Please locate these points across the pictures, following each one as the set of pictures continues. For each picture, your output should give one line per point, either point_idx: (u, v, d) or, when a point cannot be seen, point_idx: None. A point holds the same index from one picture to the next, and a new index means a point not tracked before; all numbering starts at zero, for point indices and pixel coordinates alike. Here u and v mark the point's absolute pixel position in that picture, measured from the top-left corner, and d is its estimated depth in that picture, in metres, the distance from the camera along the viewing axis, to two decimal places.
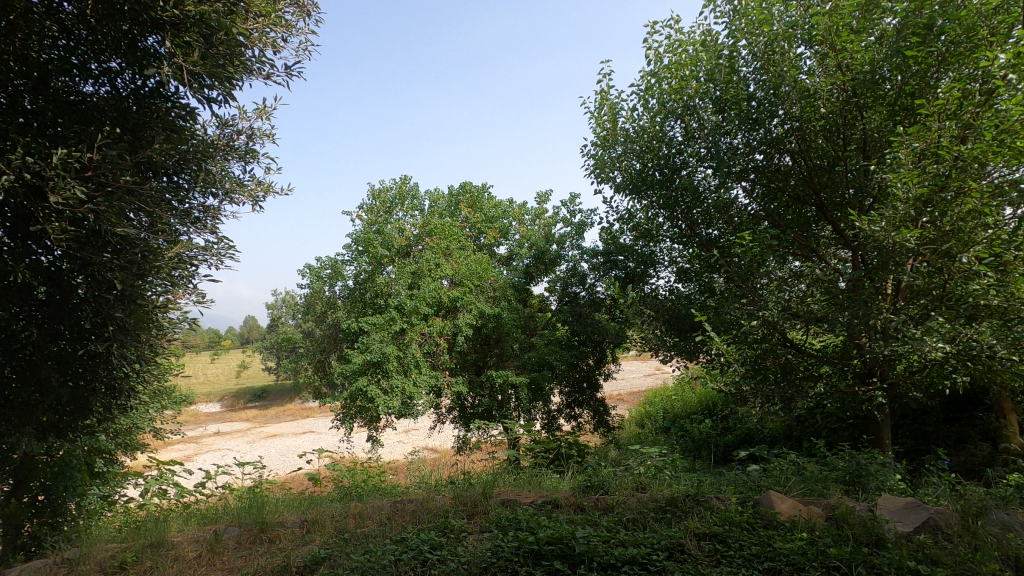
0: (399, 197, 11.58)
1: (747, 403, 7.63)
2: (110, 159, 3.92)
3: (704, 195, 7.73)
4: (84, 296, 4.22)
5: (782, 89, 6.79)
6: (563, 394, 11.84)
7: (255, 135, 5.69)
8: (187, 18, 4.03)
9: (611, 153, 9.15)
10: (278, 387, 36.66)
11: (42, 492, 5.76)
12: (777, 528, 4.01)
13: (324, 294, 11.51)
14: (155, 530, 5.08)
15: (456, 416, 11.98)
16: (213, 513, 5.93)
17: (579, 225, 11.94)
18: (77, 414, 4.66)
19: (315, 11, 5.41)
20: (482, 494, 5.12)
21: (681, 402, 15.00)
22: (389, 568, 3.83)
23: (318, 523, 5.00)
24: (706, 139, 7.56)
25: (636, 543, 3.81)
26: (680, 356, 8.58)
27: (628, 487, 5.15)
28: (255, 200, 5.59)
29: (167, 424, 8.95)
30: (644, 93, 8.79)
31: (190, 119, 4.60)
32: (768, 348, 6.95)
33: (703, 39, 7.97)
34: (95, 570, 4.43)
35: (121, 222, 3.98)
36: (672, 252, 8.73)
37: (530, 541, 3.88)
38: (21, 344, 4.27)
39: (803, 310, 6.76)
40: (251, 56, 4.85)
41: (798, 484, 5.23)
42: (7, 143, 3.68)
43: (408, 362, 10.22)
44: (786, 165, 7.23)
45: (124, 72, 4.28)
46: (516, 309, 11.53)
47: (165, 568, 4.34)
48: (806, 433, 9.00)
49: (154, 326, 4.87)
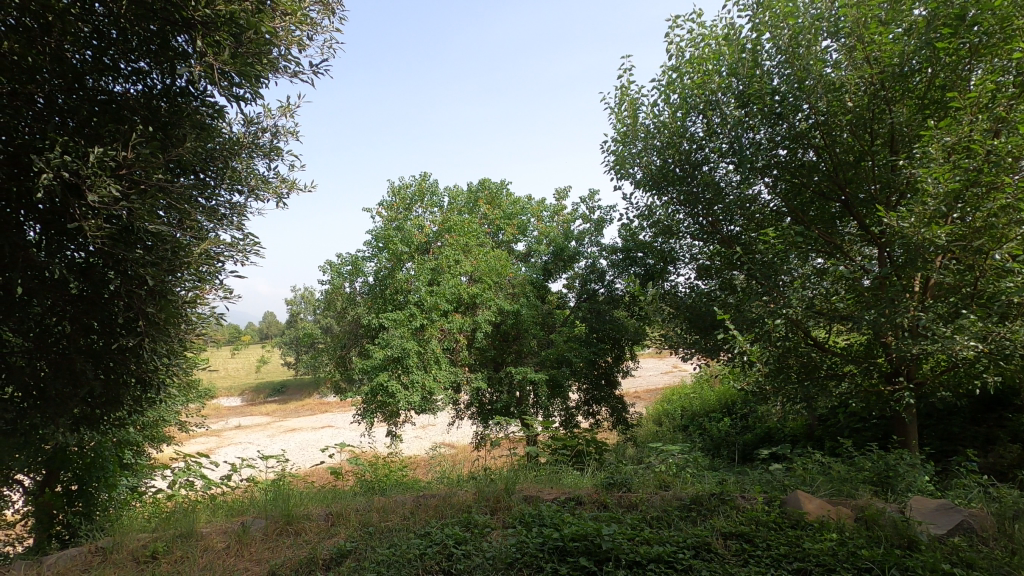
0: (418, 193, 11.66)
1: (769, 401, 7.55)
2: (144, 157, 4.00)
3: (725, 191, 7.65)
4: (116, 291, 4.30)
5: (807, 82, 6.66)
6: (581, 391, 11.80)
7: (280, 133, 5.75)
8: (218, 17, 4.08)
9: (632, 149, 9.21)
10: (297, 382, 37.14)
11: (74, 482, 5.96)
12: (805, 528, 3.97)
13: (344, 290, 11.57)
14: (185, 521, 5.19)
15: (474, 412, 12.05)
16: (239, 504, 6.05)
17: (598, 222, 11.91)
18: (108, 406, 4.74)
19: (340, 8, 5.40)
20: (505, 490, 5.14)
21: (699, 400, 14.91)
22: (414, 562, 3.87)
23: (343, 516, 5.05)
24: (728, 134, 7.50)
25: (661, 541, 3.79)
26: (701, 353, 8.50)
27: (651, 485, 5.13)
28: (280, 197, 5.66)
29: (192, 417, 9.09)
30: (666, 88, 8.77)
31: (218, 117, 4.69)
32: (791, 347, 6.87)
33: (726, 33, 7.90)
34: (127, 560, 4.55)
35: (154, 219, 4.03)
36: (693, 249, 8.67)
37: (556, 537, 3.89)
38: (56, 337, 4.41)
39: (828, 308, 6.55)
40: (277, 54, 4.86)
41: (825, 484, 5.17)
42: (47, 142, 3.75)
43: (428, 358, 10.32)
44: (812, 160, 7.15)
45: (153, 71, 4.38)
46: (536, 305, 11.53)
47: (196, 558, 4.44)
48: (827, 434, 8.75)
49: (184, 321, 4.96)
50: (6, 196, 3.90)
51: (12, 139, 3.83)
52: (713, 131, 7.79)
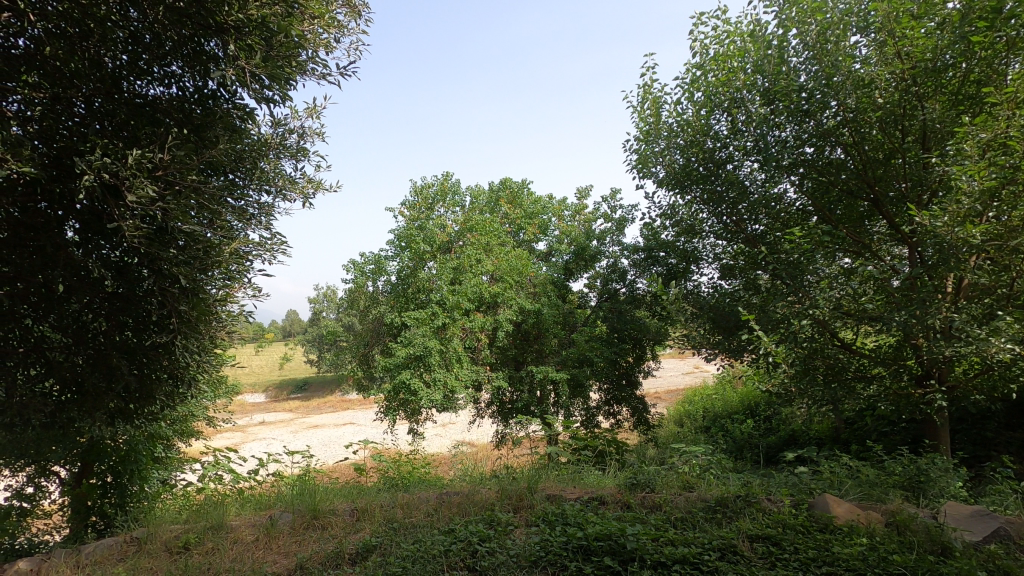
0: (440, 193, 11.77)
1: (794, 403, 7.43)
2: (179, 159, 4.11)
3: (750, 190, 7.54)
4: (150, 289, 4.41)
5: (835, 79, 6.52)
6: (602, 391, 11.76)
7: (306, 134, 5.84)
8: (250, 22, 4.19)
9: (654, 148, 9.22)
10: (320, 380, 37.67)
11: (108, 473, 6.20)
12: (833, 532, 3.92)
13: (367, 289, 11.70)
14: (215, 514, 5.32)
15: (495, 411, 12.10)
16: (267, 498, 6.18)
17: (620, 221, 11.87)
18: (141, 401, 4.86)
19: (366, 11, 5.47)
20: (527, 489, 5.16)
21: (722, 401, 14.73)
22: (439, 558, 3.91)
23: (368, 512, 5.13)
24: (753, 132, 7.40)
25: (686, 542, 3.77)
26: (725, 354, 8.40)
27: (675, 486, 5.10)
28: (306, 197, 5.76)
29: (219, 413, 9.29)
30: (689, 85, 8.71)
31: (248, 119, 4.78)
32: (818, 348, 6.75)
33: (752, 29, 7.79)
34: (161, 549, 4.68)
35: (188, 220, 4.14)
36: (716, 249, 8.59)
37: (580, 537, 3.90)
38: (93, 333, 4.51)
39: (857, 310, 6.43)
40: (304, 57, 4.93)
41: (854, 488, 5.08)
42: (87, 144, 3.87)
43: (450, 357, 10.40)
44: (840, 158, 6.97)
45: (185, 75, 4.48)
46: (557, 305, 11.54)
47: (226, 550, 4.54)
48: (855, 437, 8.54)
49: (215, 319, 5.08)
50: (47, 196, 4.01)
51: (54, 142, 3.94)
52: (738, 129, 7.71)
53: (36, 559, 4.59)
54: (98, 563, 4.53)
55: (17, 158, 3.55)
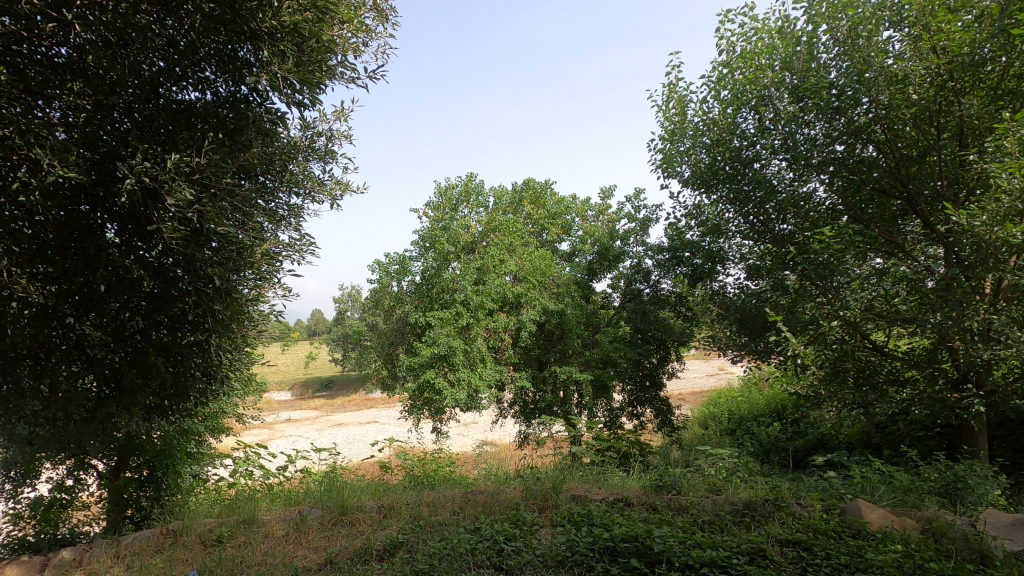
0: (464, 194, 11.85)
1: (822, 406, 7.28)
2: (215, 163, 4.24)
3: (778, 189, 7.43)
4: (185, 288, 4.50)
5: (867, 75, 6.35)
6: (625, 392, 11.69)
7: (334, 137, 5.93)
8: (283, 28, 4.28)
9: (679, 147, 9.22)
10: (344, 379, 38.20)
11: (144, 467, 6.42)
12: (867, 538, 3.84)
13: (391, 289, 11.84)
14: (247, 508, 5.46)
15: (518, 411, 12.12)
16: (295, 494, 6.30)
17: (643, 221, 11.79)
18: (176, 398, 5.01)
19: (393, 15, 5.54)
20: (552, 489, 5.17)
21: (747, 404, 14.49)
22: (465, 556, 3.94)
23: (394, 509, 5.20)
24: (782, 130, 7.28)
25: (714, 546, 3.74)
26: (751, 356, 8.27)
27: (702, 489, 5.06)
28: (334, 198, 5.86)
29: (249, 409, 9.50)
30: (715, 84, 8.64)
31: (280, 123, 4.89)
32: (848, 350, 6.59)
33: (780, 26, 7.65)
34: (196, 542, 4.82)
35: (222, 221, 4.25)
36: (742, 249, 8.49)
37: (606, 538, 3.90)
38: (131, 332, 4.59)
39: (888, 311, 6.17)
40: (334, 61, 5.01)
41: (887, 494, 4.97)
42: (129, 150, 4.00)
43: (474, 356, 10.47)
44: (871, 156, 6.78)
45: (218, 80, 4.60)
46: (580, 305, 11.53)
47: (258, 544, 4.66)
48: (886, 442, 8.31)
49: (247, 319, 5.20)
50: (90, 200, 4.09)
51: (98, 148, 4.08)
52: (765, 127, 7.60)
53: (78, 548, 4.76)
54: (136, 554, 4.69)
55: (63, 164, 3.69)
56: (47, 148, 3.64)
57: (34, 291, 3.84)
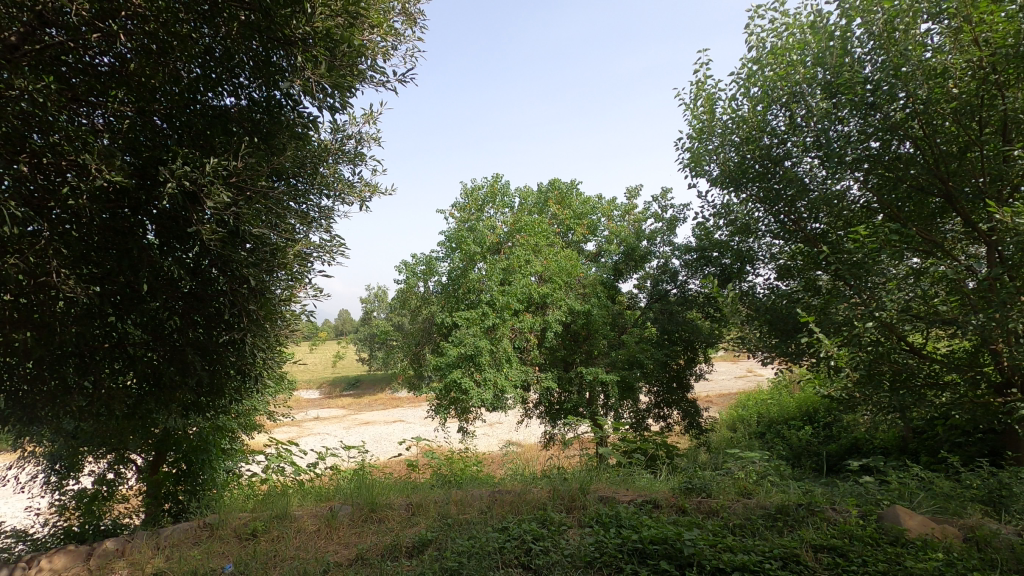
0: (490, 195, 11.91)
1: (856, 409, 7.11)
2: (251, 166, 4.36)
3: (810, 187, 7.27)
4: (222, 288, 4.63)
5: (904, 69, 6.15)
6: (652, 393, 11.59)
7: (364, 139, 6.03)
8: (316, 34, 4.36)
9: (708, 146, 9.12)
10: (371, 379, 38.71)
11: (181, 461, 6.64)
12: (906, 545, 3.74)
13: (418, 290, 11.96)
14: (280, 504, 5.59)
15: (543, 411, 12.12)
16: (326, 491, 6.42)
17: (670, 221, 11.68)
18: (212, 395, 5.17)
19: (422, 18, 5.61)
20: (580, 490, 5.15)
21: (778, 407, 14.21)
22: (494, 555, 3.97)
23: (422, 507, 5.26)
24: (814, 127, 7.14)
25: (746, 550, 3.68)
26: (781, 357, 8.11)
27: (732, 492, 4.99)
28: (363, 200, 5.96)
29: (280, 407, 9.71)
30: (745, 81, 8.51)
31: (311, 127, 4.98)
32: (884, 352, 6.41)
33: (813, 20, 7.49)
34: (232, 535, 4.96)
35: (257, 223, 4.37)
36: (772, 248, 8.34)
37: (635, 539, 3.88)
38: (170, 331, 4.74)
39: (928, 312, 5.91)
40: (364, 65, 5.09)
41: (927, 500, 4.82)
42: (170, 155, 4.15)
43: (500, 356, 10.52)
44: (908, 153, 6.55)
45: (252, 86, 4.73)
46: (606, 306, 11.49)
47: (290, 539, 4.76)
48: (924, 447, 8.04)
49: (281, 319, 5.32)
50: (132, 203, 4.22)
51: (139, 153, 4.21)
52: (797, 124, 7.45)
53: (121, 539, 4.93)
54: (175, 545, 4.84)
55: (110, 168, 3.85)
56: (94, 154, 3.79)
57: (82, 292, 3.98)
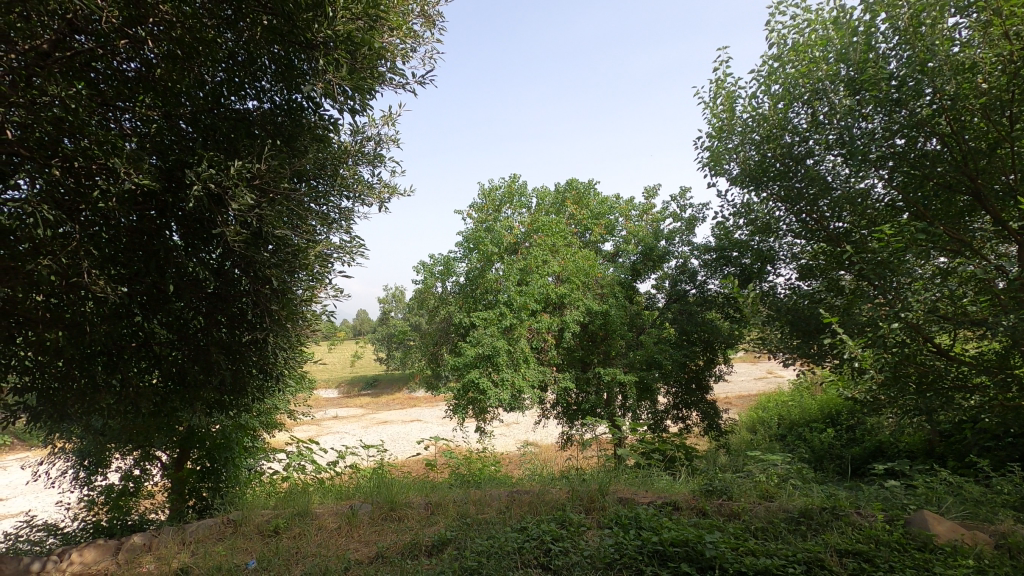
0: (507, 195, 11.92)
1: (881, 411, 6.97)
2: (274, 169, 4.43)
3: (833, 185, 7.15)
4: (245, 289, 4.71)
5: (930, 64, 6.02)
6: (670, 394, 11.50)
7: (383, 141, 6.08)
8: (337, 37, 4.41)
9: (727, 144, 9.02)
10: (389, 378, 39.00)
11: (205, 458, 6.77)
12: (934, 551, 3.65)
13: (435, 290, 12.03)
14: (301, 501, 5.66)
15: (561, 411, 12.09)
16: (346, 489, 6.49)
17: (689, 220, 11.58)
18: (235, 393, 5.26)
19: (440, 20, 5.64)
20: (599, 491, 5.13)
21: (799, 409, 13.99)
22: (513, 555, 3.97)
23: (441, 506, 5.29)
24: (837, 124, 7.02)
25: (768, 554, 3.63)
26: (803, 359, 7.99)
27: (753, 495, 4.93)
28: (382, 201, 6.02)
29: (300, 406, 9.84)
30: (766, 78, 8.40)
31: (332, 129, 5.04)
32: (910, 354, 6.27)
33: (835, 16, 7.35)
34: (255, 532, 5.04)
35: (280, 224, 4.44)
36: (794, 248, 8.22)
37: (655, 541, 3.86)
38: (194, 331, 4.83)
39: (958, 314, 5.83)
40: (384, 67, 5.13)
41: (956, 506, 4.71)
42: (196, 158, 4.24)
43: (517, 357, 10.53)
44: (935, 150, 6.39)
45: (274, 89, 4.81)
46: (624, 306, 11.43)
47: (311, 536, 4.82)
48: (952, 451, 7.86)
49: (302, 319, 5.40)
50: (159, 205, 4.32)
51: (165, 157, 4.30)
52: (819, 122, 7.33)
53: (147, 534, 5.04)
54: (200, 541, 4.93)
55: (137, 171, 3.95)
56: (123, 158, 3.88)
57: (111, 292, 4.08)
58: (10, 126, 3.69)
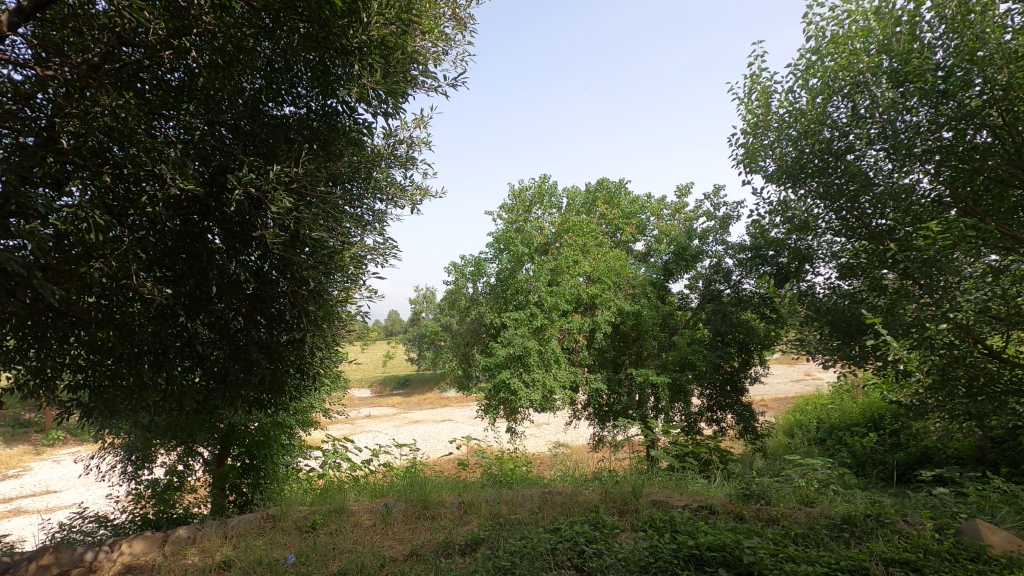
0: (538, 195, 11.92)
1: (928, 415, 6.70)
2: (310, 173, 4.53)
3: (875, 181, 6.90)
4: (283, 291, 4.82)
5: (980, 53, 5.76)
6: (704, 396, 11.29)
7: (415, 144, 6.14)
8: (371, 42, 4.47)
9: (763, 141, 8.81)
10: (420, 378, 39.42)
11: (245, 455, 6.96)
12: (988, 563, 3.49)
13: (466, 291, 12.10)
14: (337, 499, 5.77)
15: (592, 412, 12.00)
16: (380, 487, 6.59)
17: (723, 219, 11.36)
18: (274, 393, 5.39)
19: (471, 22, 5.67)
20: (632, 493, 5.08)
21: (840, 412, 13.57)
22: (547, 555, 3.97)
23: (474, 505, 5.33)
24: (879, 118, 6.76)
25: (810, 561, 3.53)
26: (844, 360, 7.74)
27: (793, 500, 4.79)
28: (414, 204, 6.08)
29: (334, 405, 10.04)
30: (803, 72, 8.17)
31: (366, 133, 5.13)
32: (960, 356, 5.99)
33: (877, 6, 7.09)
34: (292, 527, 5.16)
35: (316, 227, 4.53)
36: (833, 246, 7.98)
37: (691, 545, 3.79)
38: (235, 331, 4.96)
39: (1013, 313, 5.50)
40: (416, 71, 5.18)
41: (1012, 515, 4.48)
42: (237, 163, 4.36)
43: (548, 357, 10.50)
44: (986, 142, 6.13)
45: (310, 96, 4.91)
46: (656, 306, 11.29)
47: (348, 533, 4.91)
48: (1005, 458, 7.50)
49: (337, 319, 5.50)
50: (201, 209, 4.46)
51: (207, 162, 4.44)
52: (860, 116, 7.08)
53: (192, 527, 5.21)
54: (242, 535, 5.07)
55: (182, 177, 4.07)
56: (169, 163, 4.02)
57: (157, 294, 4.24)
58: (64, 136, 3.85)
